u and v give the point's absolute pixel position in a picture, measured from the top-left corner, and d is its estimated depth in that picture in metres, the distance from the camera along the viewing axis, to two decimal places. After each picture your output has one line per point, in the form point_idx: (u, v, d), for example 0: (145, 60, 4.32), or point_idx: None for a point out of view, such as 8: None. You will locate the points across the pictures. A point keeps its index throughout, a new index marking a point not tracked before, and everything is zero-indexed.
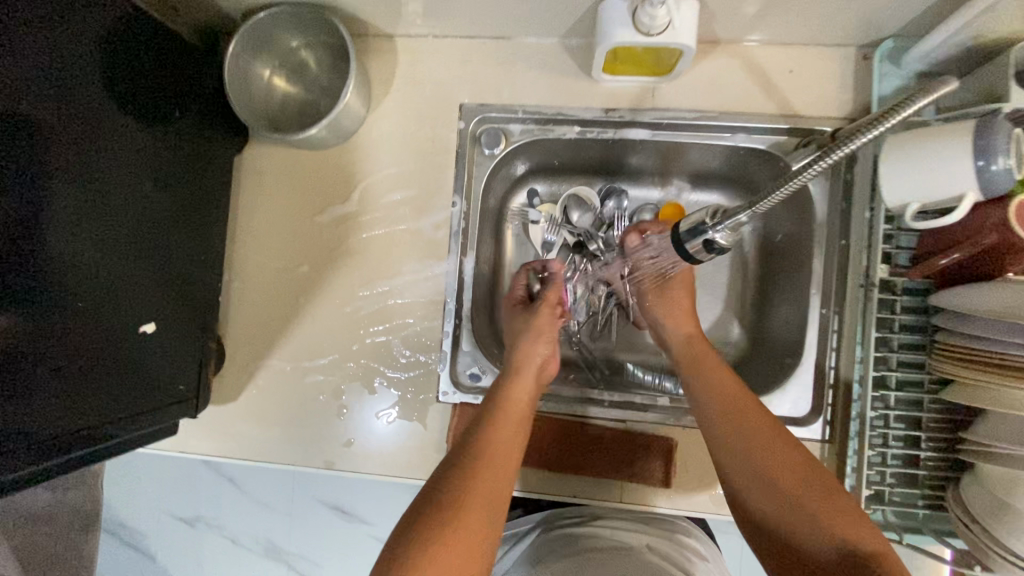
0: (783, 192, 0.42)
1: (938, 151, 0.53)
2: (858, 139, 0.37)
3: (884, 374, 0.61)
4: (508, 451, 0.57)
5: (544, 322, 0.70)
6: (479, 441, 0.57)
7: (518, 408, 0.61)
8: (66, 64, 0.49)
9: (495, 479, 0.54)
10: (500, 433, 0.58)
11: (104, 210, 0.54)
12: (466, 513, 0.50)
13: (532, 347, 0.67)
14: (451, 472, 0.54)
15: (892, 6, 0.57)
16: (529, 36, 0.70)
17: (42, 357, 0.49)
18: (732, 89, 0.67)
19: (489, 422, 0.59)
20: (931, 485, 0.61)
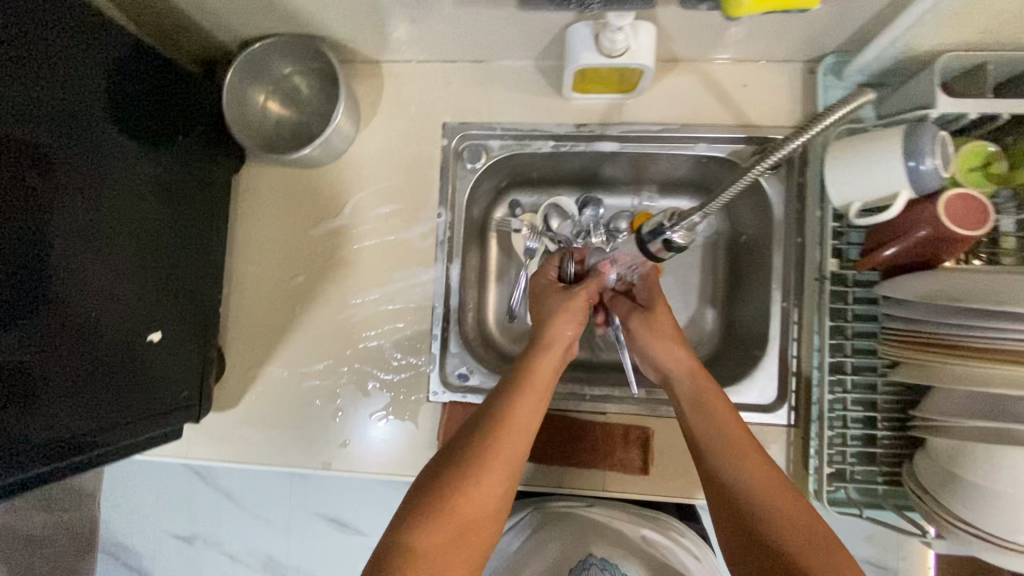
0: (741, 183, 0.54)
1: (873, 153, 0.59)
2: (790, 142, 0.52)
3: (840, 360, 0.67)
4: (533, 414, 0.60)
5: (577, 303, 0.69)
6: (507, 402, 0.60)
7: (544, 374, 0.63)
8: (71, 95, 0.54)
9: (518, 440, 0.58)
10: (527, 398, 0.61)
11: (110, 227, 0.59)
12: (485, 469, 0.55)
13: (564, 327, 0.67)
14: (477, 430, 0.58)
15: (828, 26, 0.63)
16: (505, 60, 0.75)
17: (54, 364, 0.53)
18: (692, 104, 0.73)
19: (516, 387, 0.61)
20: (889, 463, 0.66)
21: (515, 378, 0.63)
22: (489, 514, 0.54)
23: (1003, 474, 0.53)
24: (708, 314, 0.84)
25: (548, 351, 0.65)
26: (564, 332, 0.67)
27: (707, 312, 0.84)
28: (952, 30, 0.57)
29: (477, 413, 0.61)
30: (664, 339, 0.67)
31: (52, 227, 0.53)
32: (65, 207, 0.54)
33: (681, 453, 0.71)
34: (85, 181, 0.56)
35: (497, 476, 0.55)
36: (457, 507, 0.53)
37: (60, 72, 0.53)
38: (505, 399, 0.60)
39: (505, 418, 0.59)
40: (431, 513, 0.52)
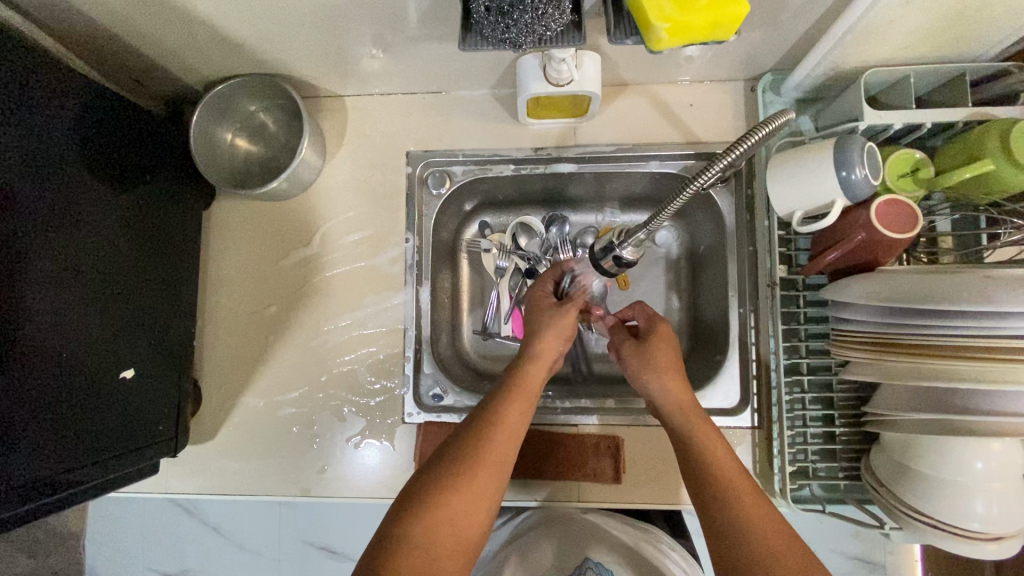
0: (683, 197, 0.51)
1: (809, 165, 0.63)
2: (735, 151, 0.46)
3: (797, 362, 0.69)
4: (523, 417, 0.60)
5: (567, 317, 0.69)
6: (498, 404, 0.61)
7: (534, 379, 0.64)
8: (35, 142, 0.56)
9: (510, 441, 0.58)
10: (518, 400, 0.61)
11: (80, 268, 0.60)
12: (480, 467, 0.54)
13: (553, 342, 0.68)
14: (470, 430, 0.58)
15: (760, 47, 0.68)
16: (463, 90, 0.79)
17: (26, 405, 0.54)
18: (643, 124, 0.77)
19: (507, 391, 0.62)
20: (848, 458, 0.68)
21: (505, 383, 0.63)
22: (481, 512, 0.53)
23: (947, 461, 0.56)
24: (675, 323, 0.86)
25: (539, 357, 0.66)
26: (549, 342, 0.67)
27: (672, 322, 0.87)
28: (872, 49, 0.61)
29: (469, 417, 0.60)
30: (657, 368, 0.65)
31: (21, 271, 0.54)
32: (32, 251, 0.55)
33: (652, 460, 0.73)
34: (52, 225, 0.57)
35: (491, 476, 0.55)
36: (450, 503, 0.52)
37: (22, 119, 0.54)
38: (496, 401, 0.61)
39: (497, 419, 0.59)
40: (424, 508, 0.51)
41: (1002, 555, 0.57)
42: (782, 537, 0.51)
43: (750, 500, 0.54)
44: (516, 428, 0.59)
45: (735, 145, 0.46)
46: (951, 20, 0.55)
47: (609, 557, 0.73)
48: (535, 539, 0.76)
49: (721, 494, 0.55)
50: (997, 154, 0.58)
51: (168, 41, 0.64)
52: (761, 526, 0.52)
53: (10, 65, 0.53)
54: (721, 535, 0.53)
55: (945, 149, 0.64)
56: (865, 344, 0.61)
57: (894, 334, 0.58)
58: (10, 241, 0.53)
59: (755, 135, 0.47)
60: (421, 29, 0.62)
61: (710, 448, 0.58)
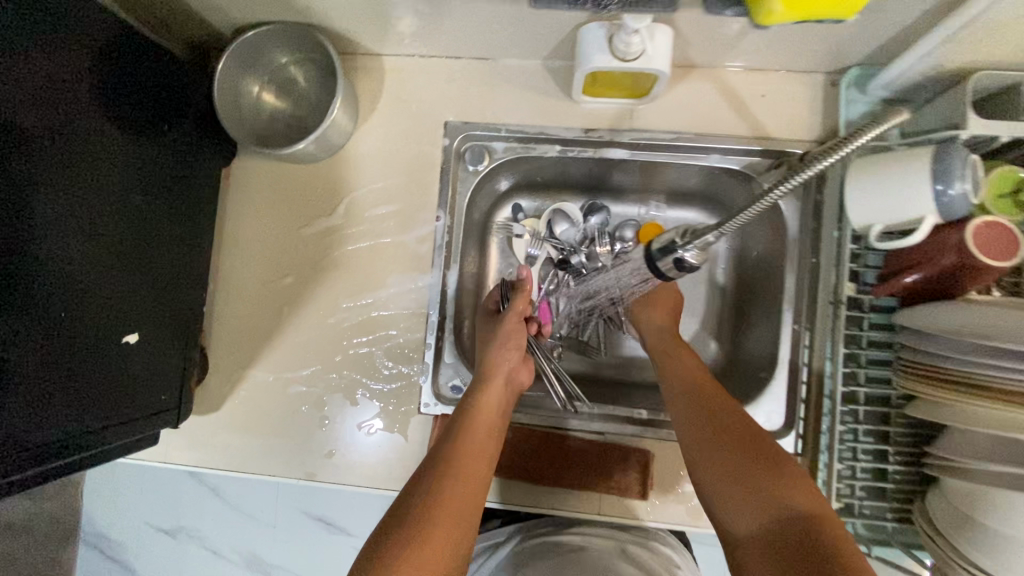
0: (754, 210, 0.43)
1: (899, 176, 0.56)
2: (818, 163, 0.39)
3: (853, 390, 0.63)
4: (480, 451, 0.59)
5: (511, 329, 0.70)
6: (450, 448, 0.59)
7: (488, 414, 0.63)
8: (38, 77, 0.50)
9: (465, 491, 0.55)
10: (473, 434, 0.60)
11: (86, 222, 0.55)
12: (433, 524, 0.51)
13: (501, 358, 0.68)
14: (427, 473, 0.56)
15: (854, 36, 0.60)
16: (511, 58, 0.72)
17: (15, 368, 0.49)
18: (707, 113, 0.70)
19: (462, 424, 0.61)
20: (899, 499, 0.63)
21: (458, 420, 0.62)
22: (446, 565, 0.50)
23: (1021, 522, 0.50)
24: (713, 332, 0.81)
25: (490, 385, 0.65)
26: (502, 363, 0.67)
27: (710, 329, 0.81)
28: (991, 46, 0.53)
29: (421, 468, 0.58)
30: (661, 309, 0.74)
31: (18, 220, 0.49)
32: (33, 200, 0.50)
33: (682, 477, 0.68)
34: (58, 172, 0.52)
35: (445, 531, 0.51)
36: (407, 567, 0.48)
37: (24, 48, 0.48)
38: (449, 445, 0.59)
39: (453, 456, 0.57)
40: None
41: None
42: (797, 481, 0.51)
43: (776, 455, 0.53)
44: (475, 463, 0.58)
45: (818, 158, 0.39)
46: None
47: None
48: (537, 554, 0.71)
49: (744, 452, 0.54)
50: None
51: None
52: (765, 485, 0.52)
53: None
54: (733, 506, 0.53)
55: None
56: (919, 375, 0.57)
57: (947, 366, 0.54)
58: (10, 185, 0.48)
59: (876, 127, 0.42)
60: None
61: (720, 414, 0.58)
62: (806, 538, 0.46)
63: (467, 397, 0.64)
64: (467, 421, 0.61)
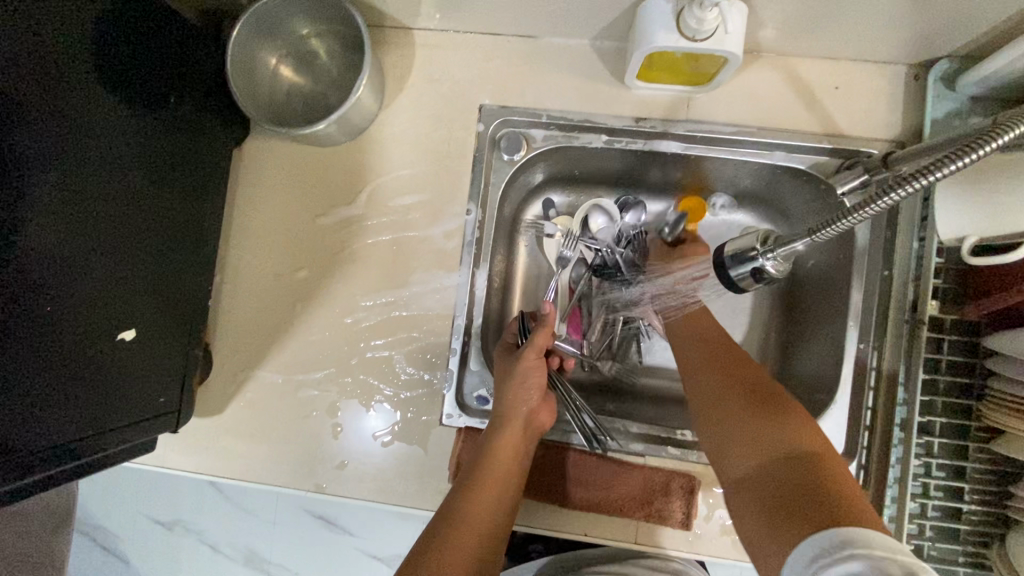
0: (834, 228, 0.45)
1: (1005, 183, 0.49)
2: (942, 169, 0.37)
3: (930, 420, 0.56)
4: (492, 504, 0.55)
5: (530, 366, 0.62)
6: (460, 504, 0.54)
7: (506, 463, 0.57)
8: (24, 32, 0.43)
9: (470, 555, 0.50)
10: (485, 488, 0.55)
11: (76, 204, 0.48)
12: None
13: (517, 400, 0.61)
14: (434, 531, 0.52)
15: (955, 23, 0.53)
16: (557, 37, 0.65)
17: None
18: (772, 105, 0.63)
19: (473, 474, 0.56)
20: (975, 543, 0.56)
21: (471, 472, 0.56)
22: None
23: None
24: (760, 344, 0.74)
25: (509, 431, 0.59)
26: (519, 407, 0.60)
27: (757, 342, 0.74)
28: None
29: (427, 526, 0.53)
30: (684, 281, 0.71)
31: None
32: (13, 175, 0.43)
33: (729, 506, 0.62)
34: (43, 143, 0.45)
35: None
36: None
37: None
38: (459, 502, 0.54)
39: (461, 512, 0.53)
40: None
41: None
42: (798, 423, 0.48)
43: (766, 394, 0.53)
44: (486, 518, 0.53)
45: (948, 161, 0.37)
46: None
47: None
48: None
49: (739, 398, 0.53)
50: None
51: None
52: (760, 430, 0.49)
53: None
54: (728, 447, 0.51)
55: None
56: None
57: None
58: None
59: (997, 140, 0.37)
60: None
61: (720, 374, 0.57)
62: (799, 464, 0.45)
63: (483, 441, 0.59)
64: (479, 472, 0.56)
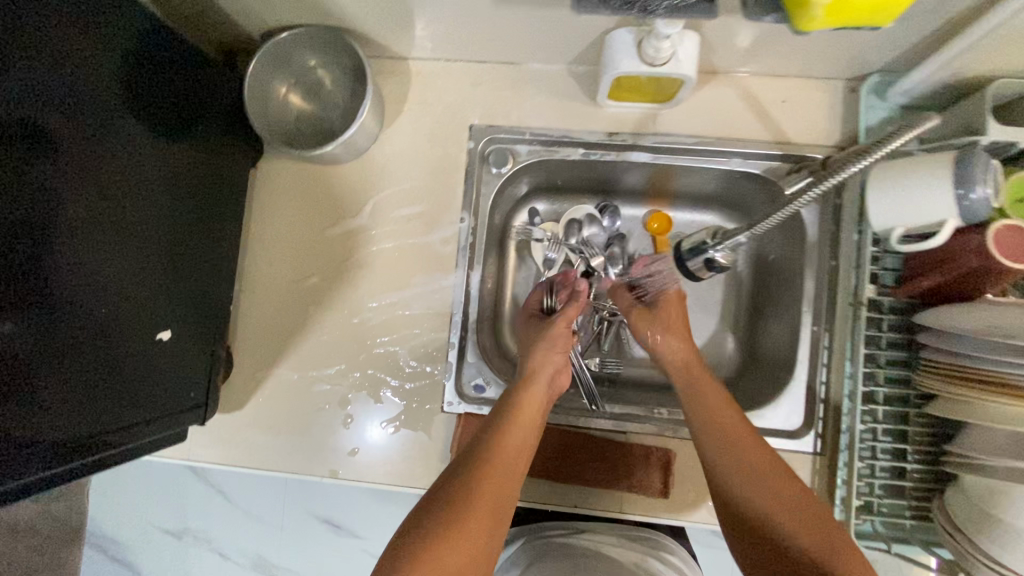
0: (780, 215, 0.51)
1: (921, 180, 0.57)
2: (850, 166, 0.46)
3: (873, 389, 0.64)
4: (520, 448, 0.60)
5: (558, 331, 0.70)
6: (490, 439, 0.59)
7: (530, 410, 0.63)
8: (60, 76, 0.50)
9: (502, 482, 0.56)
10: (514, 429, 0.61)
11: (117, 222, 0.55)
12: (472, 510, 0.53)
13: (545, 359, 0.68)
14: (466, 465, 0.57)
15: (877, 43, 0.61)
16: (537, 63, 0.73)
17: (48, 367, 0.49)
18: (728, 118, 0.71)
19: (501, 417, 0.61)
20: (917, 497, 0.64)
21: (499, 416, 0.62)
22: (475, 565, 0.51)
23: None
24: (730, 332, 0.82)
25: (532, 387, 0.65)
26: (548, 361, 0.68)
27: (727, 331, 0.82)
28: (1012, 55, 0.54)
29: (458, 459, 0.59)
30: (672, 328, 0.72)
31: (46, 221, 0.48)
32: (62, 202, 0.50)
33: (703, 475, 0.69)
34: (85, 171, 0.52)
35: (484, 521, 0.53)
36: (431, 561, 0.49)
37: (37, 49, 0.48)
38: (489, 437, 0.59)
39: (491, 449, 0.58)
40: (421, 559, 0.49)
41: None
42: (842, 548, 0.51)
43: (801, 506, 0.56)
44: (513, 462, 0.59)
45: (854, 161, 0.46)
46: None
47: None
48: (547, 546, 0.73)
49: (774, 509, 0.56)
50: None
51: None
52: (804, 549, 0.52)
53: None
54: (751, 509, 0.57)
55: None
56: (969, 381, 0.56)
57: (967, 364, 0.56)
58: (38, 182, 0.48)
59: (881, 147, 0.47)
60: None
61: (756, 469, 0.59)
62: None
63: (511, 392, 0.65)
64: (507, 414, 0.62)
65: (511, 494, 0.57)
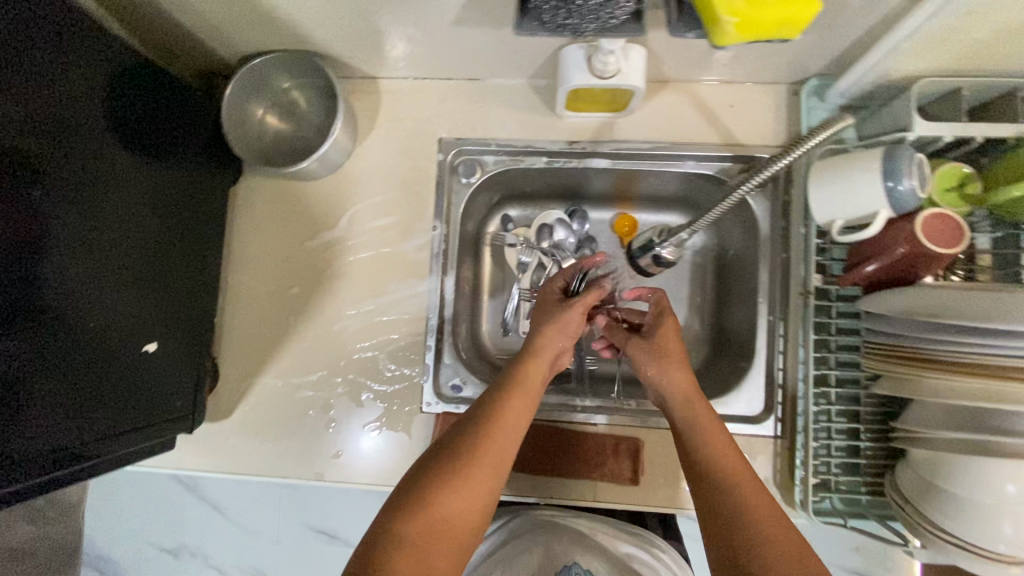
0: (729, 201, 0.62)
1: (854, 174, 0.61)
2: (774, 163, 0.59)
3: (824, 372, 0.68)
4: (522, 414, 0.60)
5: (572, 316, 0.68)
6: (495, 401, 0.60)
7: (531, 380, 0.63)
8: (52, 100, 0.53)
9: (504, 441, 0.57)
10: (516, 397, 0.60)
11: (102, 241, 0.59)
12: (474, 465, 0.54)
13: (554, 338, 0.67)
14: (467, 426, 0.58)
15: (809, 51, 0.66)
16: (499, 78, 0.77)
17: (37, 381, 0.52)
18: (680, 123, 0.75)
19: (504, 386, 0.61)
20: (873, 473, 0.67)
21: (506, 380, 0.62)
22: (470, 514, 0.53)
23: (979, 485, 0.54)
24: (696, 328, 0.86)
25: (535, 356, 0.65)
26: (556, 340, 0.66)
27: (694, 326, 0.86)
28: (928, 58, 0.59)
29: (463, 416, 0.59)
30: (665, 360, 0.66)
31: (36, 242, 0.52)
32: (50, 223, 0.53)
33: (672, 462, 0.73)
34: (72, 195, 0.55)
35: (485, 474, 0.55)
36: (430, 509, 0.52)
37: (32, 78, 0.51)
38: (494, 399, 0.60)
39: (494, 412, 0.59)
40: (422, 505, 0.52)
41: None
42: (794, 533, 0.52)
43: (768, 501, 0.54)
44: (514, 426, 0.58)
45: (776, 160, 0.59)
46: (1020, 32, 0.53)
47: (604, 565, 0.73)
48: (529, 538, 0.76)
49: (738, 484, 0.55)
50: None
51: (209, 12, 0.63)
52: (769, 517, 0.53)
53: (28, 16, 0.50)
54: (724, 458, 0.57)
55: (994, 165, 0.62)
56: (900, 359, 0.59)
57: (898, 343, 0.60)
58: (28, 205, 0.51)
59: (810, 141, 0.58)
60: (466, 12, 0.61)
61: (729, 455, 0.58)
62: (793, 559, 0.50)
63: (514, 361, 0.65)
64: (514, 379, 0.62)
65: (510, 453, 0.57)
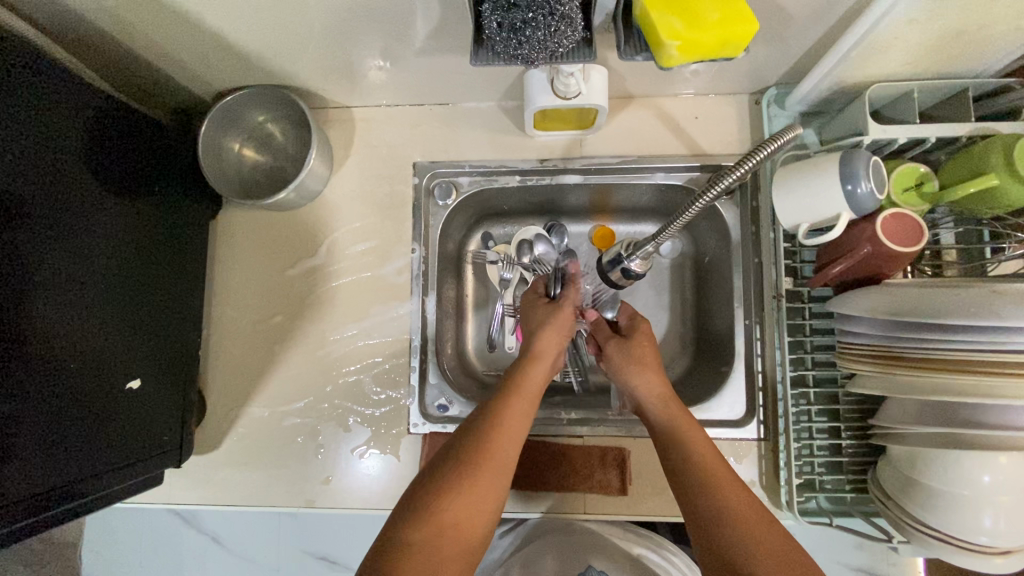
0: (696, 207, 0.52)
1: (812, 179, 0.63)
2: (734, 171, 0.47)
3: (802, 373, 0.70)
4: (523, 419, 0.60)
5: (563, 317, 0.70)
6: (495, 409, 0.60)
7: (530, 386, 0.63)
8: (31, 141, 0.54)
9: (505, 446, 0.57)
10: (517, 402, 0.61)
11: (83, 281, 0.59)
12: (478, 469, 0.54)
13: (552, 339, 0.68)
14: (470, 434, 0.58)
15: (764, 63, 0.69)
16: (470, 102, 0.80)
17: (15, 414, 0.52)
18: (647, 137, 0.78)
19: (504, 393, 0.62)
20: (855, 470, 0.68)
21: (502, 389, 0.63)
22: (480, 520, 0.52)
23: (954, 477, 0.55)
24: (679, 334, 0.87)
25: (535, 363, 0.66)
26: (552, 345, 0.68)
27: (677, 333, 0.87)
28: (874, 66, 0.61)
29: (465, 425, 0.59)
30: (641, 365, 0.67)
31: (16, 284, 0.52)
32: (27, 263, 0.53)
33: (659, 470, 0.73)
34: (49, 237, 0.56)
35: (492, 479, 0.54)
36: (437, 516, 0.51)
37: (11, 123, 0.52)
38: (492, 407, 0.60)
39: (493, 419, 0.59)
40: (427, 511, 0.51)
41: (1010, 570, 0.55)
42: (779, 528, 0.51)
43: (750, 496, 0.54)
44: (515, 431, 0.59)
45: (735, 166, 0.47)
46: (955, 37, 0.56)
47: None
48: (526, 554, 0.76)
49: (724, 483, 0.55)
50: (998, 166, 0.58)
51: (179, 55, 0.65)
52: (757, 513, 0.52)
53: (7, 69, 0.52)
54: (707, 452, 0.58)
55: (948, 163, 0.64)
56: (867, 358, 0.61)
57: (865, 343, 0.61)
58: (10, 249, 0.52)
59: (761, 152, 0.48)
60: (428, 42, 0.63)
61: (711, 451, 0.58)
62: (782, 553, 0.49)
63: (512, 370, 0.66)
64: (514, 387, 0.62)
65: (515, 457, 0.58)
